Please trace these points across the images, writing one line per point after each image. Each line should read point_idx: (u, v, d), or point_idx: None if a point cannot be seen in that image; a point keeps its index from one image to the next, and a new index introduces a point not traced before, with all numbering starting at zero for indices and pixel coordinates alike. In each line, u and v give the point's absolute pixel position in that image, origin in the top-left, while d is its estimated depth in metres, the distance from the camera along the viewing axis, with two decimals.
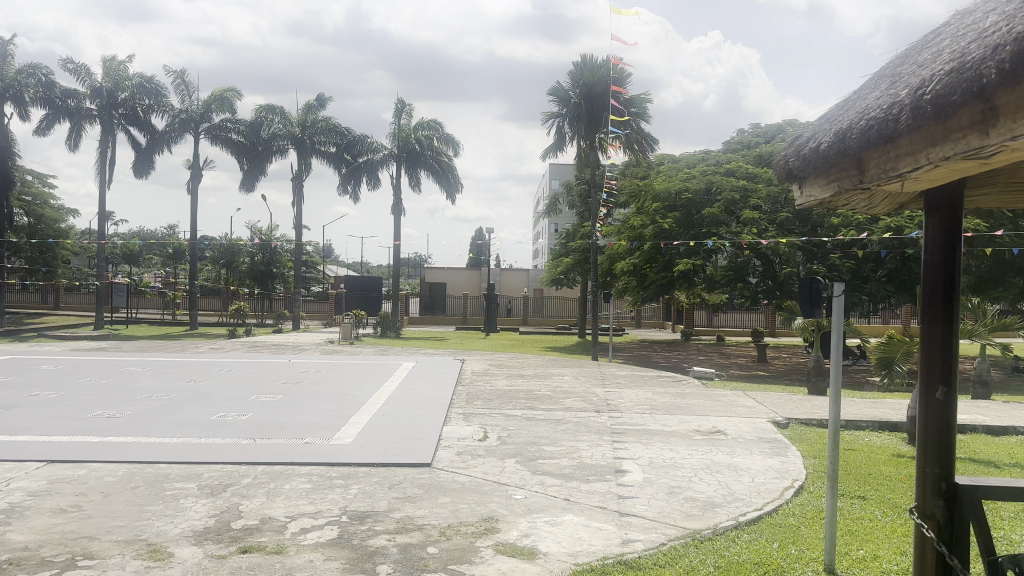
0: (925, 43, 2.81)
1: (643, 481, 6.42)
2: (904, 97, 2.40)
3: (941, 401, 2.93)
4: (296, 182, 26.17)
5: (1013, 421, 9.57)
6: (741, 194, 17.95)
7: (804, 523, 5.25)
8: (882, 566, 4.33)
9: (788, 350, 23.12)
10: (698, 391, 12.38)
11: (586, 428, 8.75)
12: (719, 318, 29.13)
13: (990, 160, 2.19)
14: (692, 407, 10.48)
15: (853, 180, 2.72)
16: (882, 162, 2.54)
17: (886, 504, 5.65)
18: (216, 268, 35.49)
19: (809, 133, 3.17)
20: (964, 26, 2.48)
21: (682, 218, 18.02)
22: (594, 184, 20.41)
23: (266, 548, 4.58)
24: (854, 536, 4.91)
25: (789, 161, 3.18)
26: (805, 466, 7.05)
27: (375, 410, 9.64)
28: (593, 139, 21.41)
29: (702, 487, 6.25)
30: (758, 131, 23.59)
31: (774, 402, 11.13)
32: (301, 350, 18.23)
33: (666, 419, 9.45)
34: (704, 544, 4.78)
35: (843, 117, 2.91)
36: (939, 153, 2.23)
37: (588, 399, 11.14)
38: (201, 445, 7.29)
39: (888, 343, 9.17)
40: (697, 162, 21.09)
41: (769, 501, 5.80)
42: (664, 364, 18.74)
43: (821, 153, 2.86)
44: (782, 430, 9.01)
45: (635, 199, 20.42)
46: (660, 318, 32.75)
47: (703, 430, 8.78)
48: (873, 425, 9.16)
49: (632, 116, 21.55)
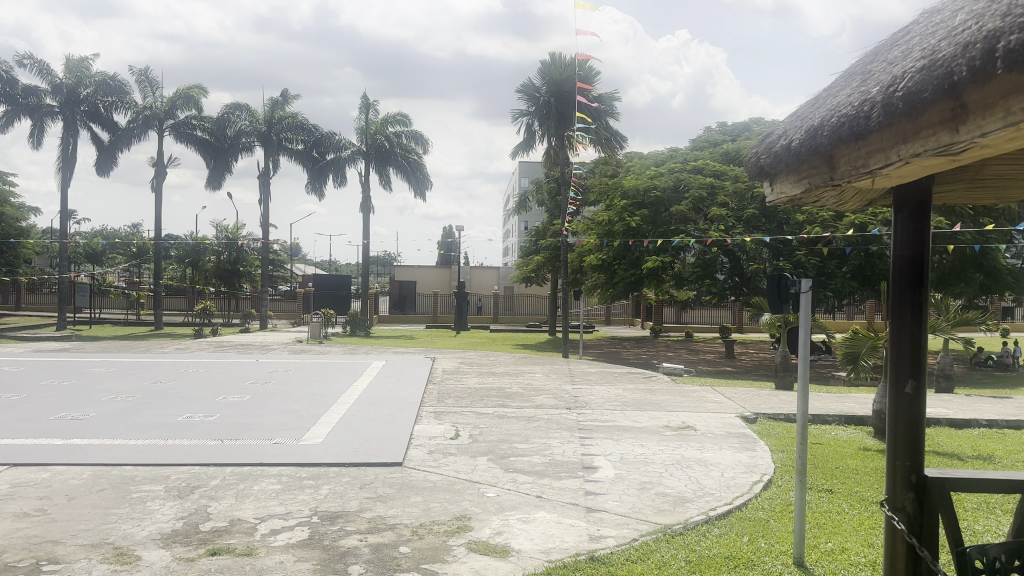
0: (895, 40, 2.85)
1: (614, 477, 6.45)
2: (874, 95, 2.43)
3: (910, 395, 2.98)
4: (263, 179, 25.89)
5: (974, 414, 9.80)
6: (708, 192, 18.11)
7: (773, 516, 5.32)
8: (850, 558, 4.40)
9: (755, 346, 23.38)
10: (668, 386, 12.49)
11: (557, 425, 8.78)
12: (688, 314, 29.40)
13: (959, 156, 2.23)
14: (662, 403, 10.55)
15: (824, 178, 2.75)
16: (851, 160, 2.57)
17: (853, 497, 5.74)
18: (180, 267, 34.88)
19: (778, 130, 3.21)
20: (934, 24, 2.51)
21: (651, 216, 18.21)
22: (563, 182, 20.42)
23: (235, 549, 4.51)
24: (822, 528, 4.98)
25: (760, 158, 3.21)
26: (774, 460, 7.14)
27: (345, 409, 9.56)
28: (563, 137, 21.45)
29: (672, 482, 6.30)
30: (726, 129, 23.78)
31: (743, 397, 11.27)
32: (269, 350, 17.95)
33: (636, 415, 9.52)
34: (675, 539, 4.81)
35: (813, 114, 2.93)
36: (909, 151, 2.27)
37: (558, 396, 11.18)
38: (166, 447, 7.14)
39: (852, 338, 9.31)
40: (666, 159, 21.25)
41: (737, 495, 5.87)
42: (633, 360, 18.93)
43: (793, 151, 2.89)
44: (750, 425, 9.12)
45: (605, 197, 20.49)
46: (630, 315, 33.02)
47: (674, 425, 8.86)
48: (839, 420, 9.30)
49: (600, 113, 21.58)
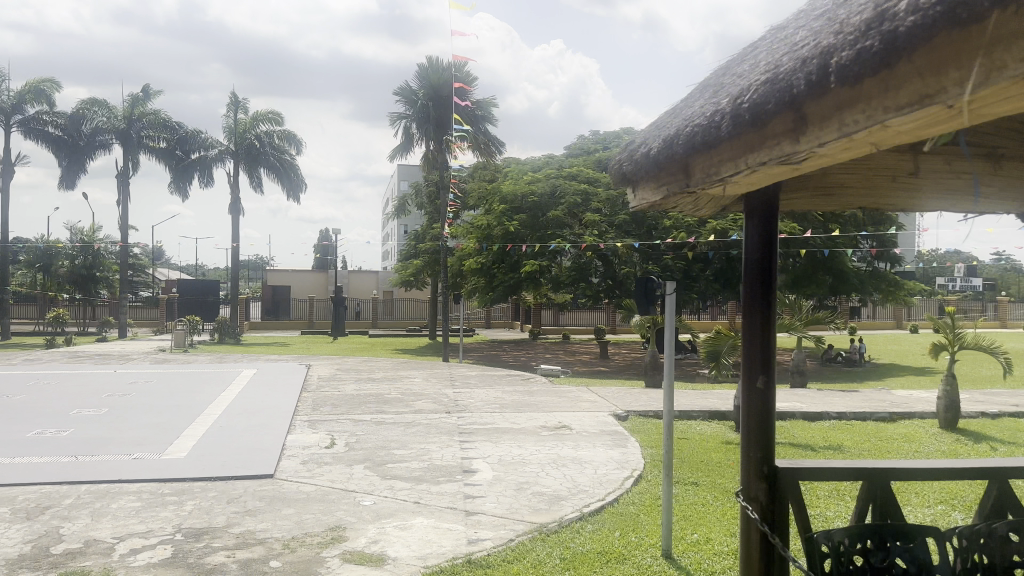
0: (743, 54, 3.01)
1: (492, 479, 6.48)
2: (724, 106, 2.56)
3: (761, 389, 3.17)
4: (122, 179, 24.32)
5: (823, 407, 10.58)
6: (582, 198, 18.62)
7: (642, 510, 5.52)
8: (714, 548, 4.62)
9: (628, 347, 24.25)
10: (545, 388, 12.72)
11: (436, 430, 8.74)
12: (564, 316, 30.10)
13: (800, 164, 2.38)
14: (538, 404, 10.72)
15: (681, 184, 2.89)
16: (705, 168, 2.71)
17: (716, 489, 6.04)
18: (27, 272, 32.14)
19: (638, 137, 3.33)
20: (778, 39, 2.68)
21: (529, 221, 18.50)
22: (442, 186, 20.41)
23: (89, 572, 4.19)
24: (688, 520, 5.21)
25: (623, 165, 3.33)
26: (643, 456, 7.43)
27: (213, 421, 9.11)
28: (441, 141, 21.43)
29: (547, 481, 6.41)
30: (599, 137, 24.55)
31: (616, 396, 11.64)
32: (130, 360, 16.83)
33: (514, 417, 9.63)
34: (550, 537, 4.89)
35: (670, 123, 3.07)
36: (758, 159, 2.41)
37: (436, 400, 11.13)
38: (10, 467, 6.54)
39: (714, 337, 9.81)
40: (542, 166, 21.68)
41: (610, 491, 6.04)
42: (512, 363, 19.17)
43: (652, 159, 3.01)
44: (622, 422, 9.43)
45: (483, 201, 20.64)
46: (509, 319, 33.42)
47: (550, 426, 9.02)
48: (704, 415, 9.79)
49: (478, 118, 21.73)
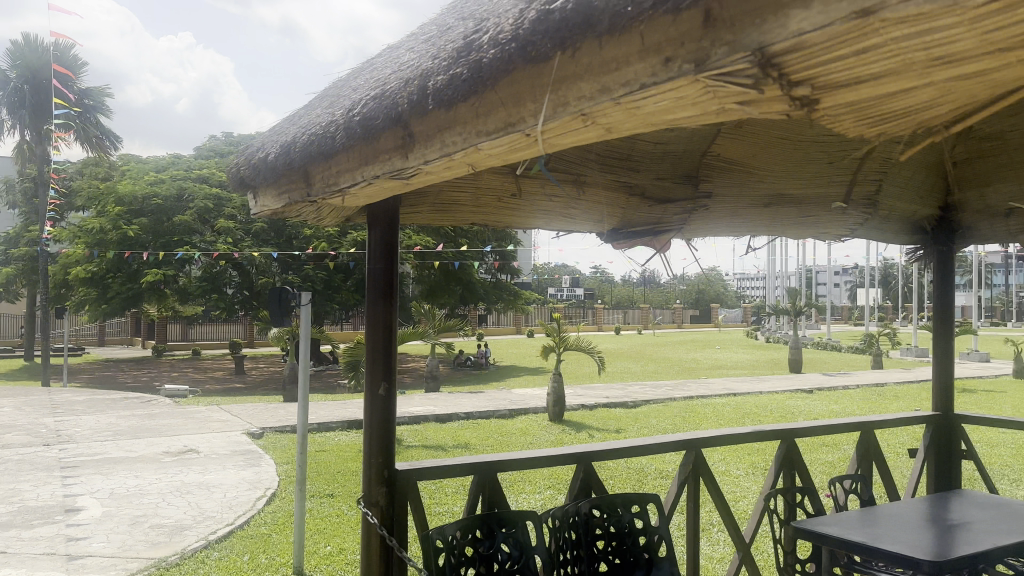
0: (362, 68, 3.04)
1: (101, 516, 5.69)
2: (339, 118, 2.56)
3: (384, 394, 2.91)
4: None
5: (453, 409, 11.33)
6: (215, 204, 17.49)
7: (275, 530, 5.33)
8: (346, 558, 4.64)
9: (265, 360, 23.33)
10: (170, 409, 11.61)
11: (29, 466, 7.42)
12: (195, 330, 27.90)
13: (410, 182, 2.46)
14: (161, 428, 9.74)
15: (301, 193, 2.83)
16: (323, 177, 2.68)
17: (351, 498, 6.10)
18: None
19: (260, 142, 3.21)
20: (391, 58, 2.75)
21: (153, 226, 16.80)
22: (41, 181, 17.54)
23: None
24: (322, 533, 5.16)
25: (243, 169, 3.17)
26: (278, 473, 7.18)
27: None
28: (39, 130, 18.43)
29: (169, 511, 5.83)
30: (233, 141, 23.32)
31: (251, 413, 11.10)
32: None
33: (131, 444, 8.61)
34: (170, 571, 4.45)
35: (290, 130, 3.01)
36: (369, 173, 2.43)
37: (30, 432, 9.47)
38: None
39: (353, 347, 9.91)
40: (168, 166, 19.88)
41: (240, 514, 5.72)
42: (131, 384, 17.16)
43: (272, 165, 2.92)
44: (257, 440, 9.01)
45: (95, 202, 18.20)
46: (127, 335, 29.91)
47: (174, 450, 8.25)
48: (341, 426, 9.81)
49: (88, 108, 19.14)
